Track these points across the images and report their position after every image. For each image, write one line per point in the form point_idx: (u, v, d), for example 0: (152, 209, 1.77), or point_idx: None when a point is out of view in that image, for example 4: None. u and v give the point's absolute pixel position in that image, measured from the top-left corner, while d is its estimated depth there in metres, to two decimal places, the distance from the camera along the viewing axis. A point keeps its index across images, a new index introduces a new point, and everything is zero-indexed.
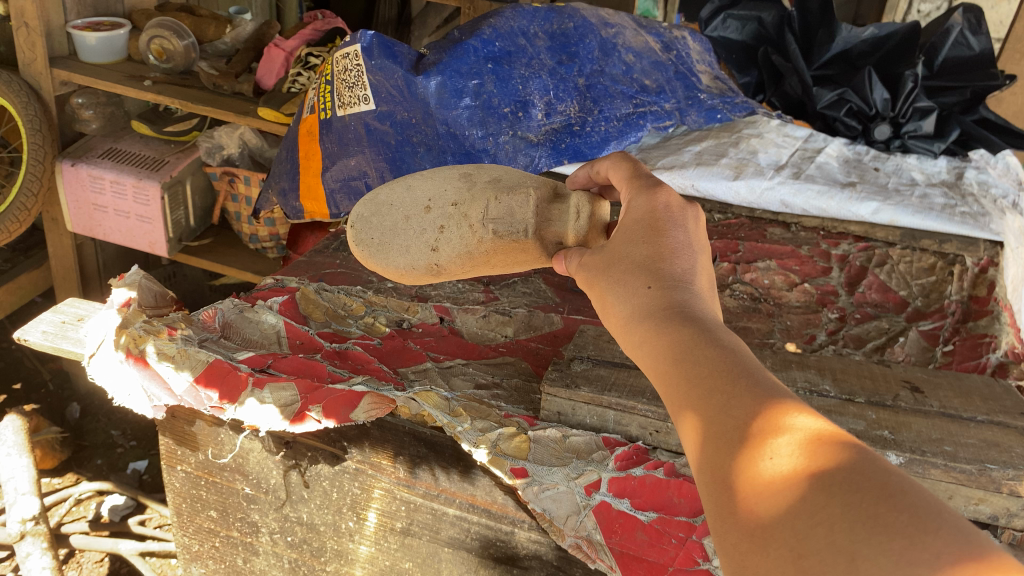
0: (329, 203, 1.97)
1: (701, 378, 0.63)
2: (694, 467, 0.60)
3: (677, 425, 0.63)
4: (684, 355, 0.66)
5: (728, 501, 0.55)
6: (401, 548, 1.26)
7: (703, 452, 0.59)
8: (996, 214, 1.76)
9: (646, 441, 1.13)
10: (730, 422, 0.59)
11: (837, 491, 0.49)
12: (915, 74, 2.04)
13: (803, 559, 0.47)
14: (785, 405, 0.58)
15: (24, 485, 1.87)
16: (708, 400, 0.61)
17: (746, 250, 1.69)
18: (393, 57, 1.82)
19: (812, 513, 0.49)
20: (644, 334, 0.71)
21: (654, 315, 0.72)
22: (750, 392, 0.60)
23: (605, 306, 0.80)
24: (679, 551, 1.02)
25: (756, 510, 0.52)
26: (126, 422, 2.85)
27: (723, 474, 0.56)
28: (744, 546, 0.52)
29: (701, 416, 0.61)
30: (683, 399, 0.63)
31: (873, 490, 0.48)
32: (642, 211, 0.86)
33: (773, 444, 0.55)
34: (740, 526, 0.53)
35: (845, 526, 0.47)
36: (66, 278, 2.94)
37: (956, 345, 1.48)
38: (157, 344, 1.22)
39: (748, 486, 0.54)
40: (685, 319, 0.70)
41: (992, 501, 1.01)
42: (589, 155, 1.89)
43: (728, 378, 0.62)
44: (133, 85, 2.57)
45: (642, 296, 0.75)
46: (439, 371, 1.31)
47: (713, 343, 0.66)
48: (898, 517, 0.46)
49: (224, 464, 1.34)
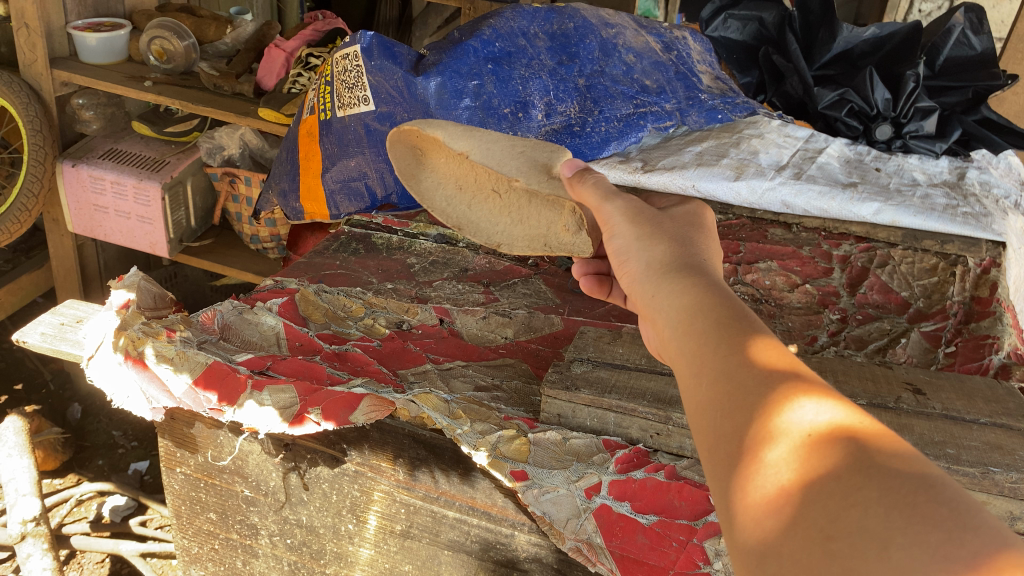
0: (329, 204, 1.96)
1: (743, 352, 0.63)
2: (717, 435, 0.59)
3: (706, 392, 0.62)
4: (728, 329, 0.66)
5: (754, 474, 0.53)
6: (400, 551, 1.26)
7: (733, 421, 0.58)
8: (998, 215, 1.75)
9: (646, 444, 1.12)
10: (767, 398, 0.58)
11: (872, 475, 0.48)
12: (916, 74, 2.05)
13: (831, 541, 0.45)
14: (825, 393, 0.57)
15: (25, 486, 1.87)
16: (746, 373, 0.61)
17: (747, 251, 1.69)
18: (393, 57, 1.82)
19: (845, 493, 0.47)
20: (686, 303, 0.72)
21: (702, 289, 0.73)
22: (790, 373, 0.60)
23: (649, 273, 0.81)
24: (679, 555, 1.02)
25: (783, 486, 0.51)
26: (127, 423, 2.85)
27: (752, 446, 0.55)
28: (765, 520, 0.50)
29: (737, 387, 0.60)
30: (720, 369, 0.63)
31: (912, 479, 0.47)
32: (693, 220, 0.91)
33: (810, 424, 0.54)
34: (766, 498, 0.51)
35: (881, 512, 0.45)
36: (67, 279, 2.94)
37: (959, 346, 1.48)
38: (156, 346, 1.21)
39: (774, 459, 0.53)
40: (732, 297, 0.71)
41: (995, 504, 1.01)
42: (589, 155, 1.87)
43: (767, 358, 0.62)
44: (133, 86, 2.56)
45: (689, 276, 0.76)
46: (438, 373, 1.31)
47: (758, 325, 0.67)
48: (938, 510, 0.44)
49: (223, 467, 1.33)
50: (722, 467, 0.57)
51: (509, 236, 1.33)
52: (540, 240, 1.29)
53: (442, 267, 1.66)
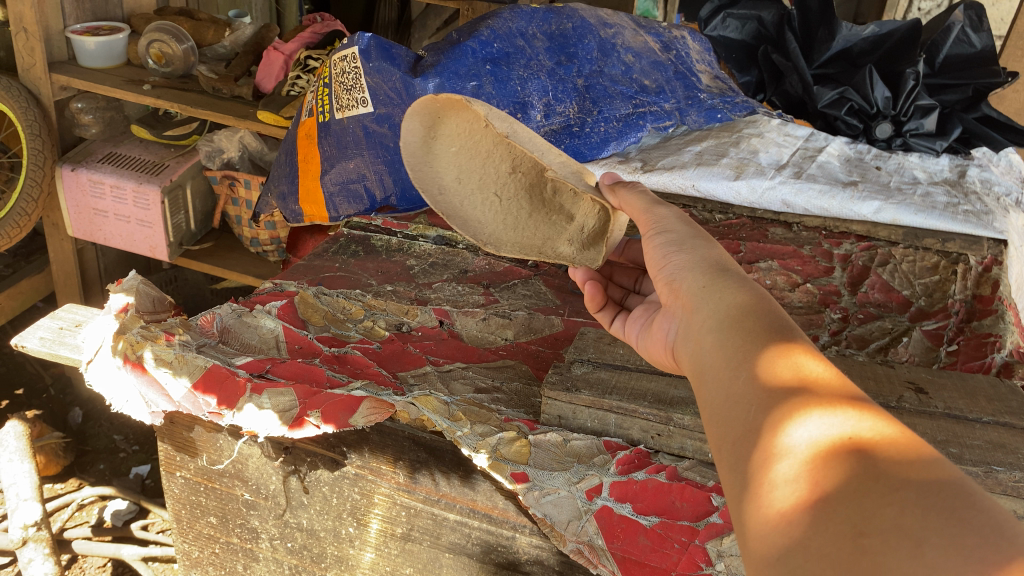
0: (328, 206, 1.95)
1: (782, 360, 0.64)
2: (750, 433, 0.59)
3: (744, 392, 0.63)
4: (769, 335, 0.68)
5: (786, 468, 0.54)
6: (402, 554, 1.25)
7: (769, 419, 0.59)
8: (1000, 212, 1.75)
9: (648, 445, 1.12)
10: (801, 401, 0.58)
11: (908, 478, 0.48)
12: (916, 72, 2.04)
13: (863, 537, 0.45)
14: (864, 404, 0.58)
15: (26, 491, 1.86)
16: (785, 378, 0.62)
17: (747, 250, 1.68)
18: (391, 59, 1.81)
19: (880, 492, 0.47)
20: (729, 313, 0.73)
21: (741, 299, 0.74)
22: (826, 382, 0.61)
23: (698, 278, 0.82)
24: (682, 556, 1.01)
25: (815, 482, 0.51)
26: (128, 427, 2.85)
27: (786, 443, 0.55)
28: (793, 513, 0.50)
29: (774, 390, 0.61)
30: (760, 371, 0.64)
31: (948, 485, 0.47)
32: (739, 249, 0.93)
33: (844, 427, 0.54)
34: (797, 492, 0.51)
35: (917, 512, 0.45)
36: (67, 283, 2.93)
37: (961, 345, 1.47)
38: (155, 350, 1.20)
39: (807, 454, 0.53)
40: (775, 308, 0.73)
41: (1000, 503, 1.00)
42: (589, 156, 1.88)
43: (804, 365, 0.63)
44: (133, 89, 2.56)
45: (729, 288, 0.77)
46: (439, 375, 1.30)
47: (799, 335, 0.68)
48: (974, 516, 0.44)
49: (222, 470, 1.33)
50: (751, 462, 0.57)
51: (497, 238, 1.33)
52: (533, 251, 1.31)
53: (442, 269, 1.66)
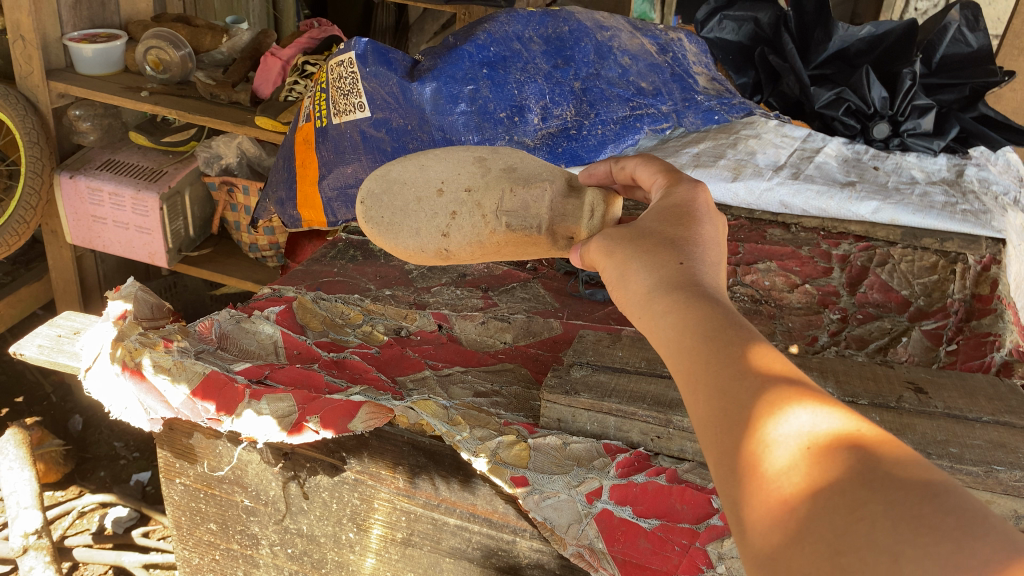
0: (326, 212, 1.93)
1: (732, 360, 0.56)
2: (711, 450, 0.53)
3: (697, 405, 0.56)
4: (716, 328, 0.59)
5: (758, 489, 0.49)
6: (403, 559, 1.24)
7: (728, 434, 0.52)
8: (998, 211, 1.75)
9: (647, 448, 1.12)
10: (760, 410, 0.52)
11: (880, 486, 0.44)
12: (913, 72, 2.01)
13: (841, 555, 0.42)
14: (818, 395, 0.53)
15: (26, 499, 1.85)
16: (737, 381, 0.55)
17: (746, 252, 1.68)
18: (387, 63, 1.82)
19: (852, 507, 0.44)
20: (667, 307, 0.64)
21: (683, 290, 0.65)
22: (782, 376, 0.54)
23: (624, 267, 0.73)
24: (682, 559, 1.00)
25: (787, 501, 0.47)
26: (128, 434, 2.84)
27: (752, 461, 0.50)
28: (772, 540, 0.46)
29: (729, 399, 0.54)
30: (709, 377, 0.56)
31: (918, 485, 0.44)
32: (678, 200, 0.82)
33: (806, 432, 0.49)
34: (770, 515, 0.47)
35: (889, 525, 0.42)
36: (67, 290, 2.94)
37: (960, 344, 1.46)
38: (152, 357, 1.20)
39: (776, 475, 0.48)
40: (714, 294, 0.65)
41: (1001, 502, 0.99)
42: (587, 158, 1.87)
43: (752, 358, 0.56)
44: (130, 96, 2.55)
45: (667, 278, 0.68)
46: (437, 380, 1.30)
47: (744, 321, 0.60)
48: (946, 521, 0.41)
49: (222, 477, 1.33)
50: (722, 484, 0.52)
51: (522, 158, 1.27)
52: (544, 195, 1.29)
53: (440, 273, 1.66)
